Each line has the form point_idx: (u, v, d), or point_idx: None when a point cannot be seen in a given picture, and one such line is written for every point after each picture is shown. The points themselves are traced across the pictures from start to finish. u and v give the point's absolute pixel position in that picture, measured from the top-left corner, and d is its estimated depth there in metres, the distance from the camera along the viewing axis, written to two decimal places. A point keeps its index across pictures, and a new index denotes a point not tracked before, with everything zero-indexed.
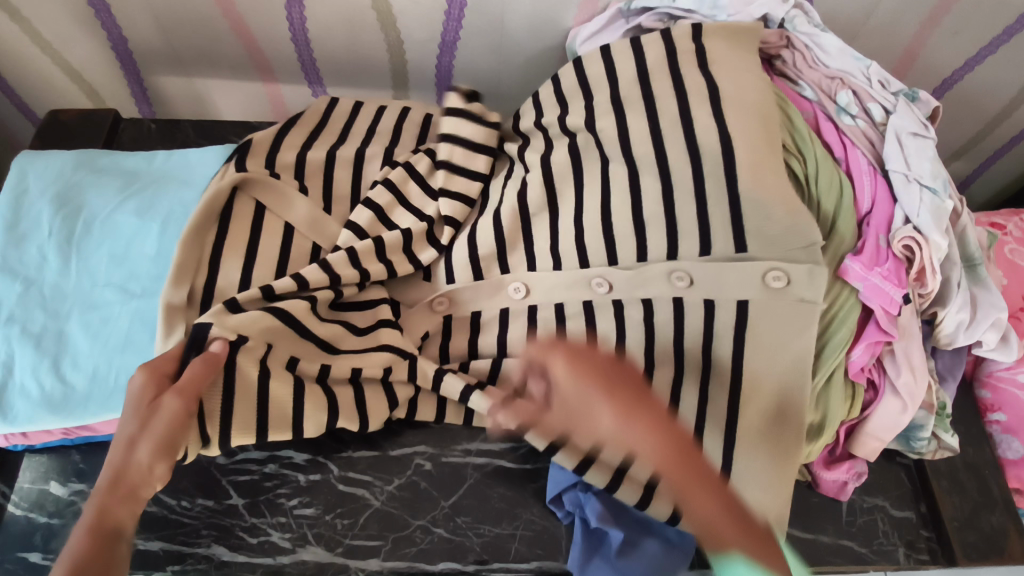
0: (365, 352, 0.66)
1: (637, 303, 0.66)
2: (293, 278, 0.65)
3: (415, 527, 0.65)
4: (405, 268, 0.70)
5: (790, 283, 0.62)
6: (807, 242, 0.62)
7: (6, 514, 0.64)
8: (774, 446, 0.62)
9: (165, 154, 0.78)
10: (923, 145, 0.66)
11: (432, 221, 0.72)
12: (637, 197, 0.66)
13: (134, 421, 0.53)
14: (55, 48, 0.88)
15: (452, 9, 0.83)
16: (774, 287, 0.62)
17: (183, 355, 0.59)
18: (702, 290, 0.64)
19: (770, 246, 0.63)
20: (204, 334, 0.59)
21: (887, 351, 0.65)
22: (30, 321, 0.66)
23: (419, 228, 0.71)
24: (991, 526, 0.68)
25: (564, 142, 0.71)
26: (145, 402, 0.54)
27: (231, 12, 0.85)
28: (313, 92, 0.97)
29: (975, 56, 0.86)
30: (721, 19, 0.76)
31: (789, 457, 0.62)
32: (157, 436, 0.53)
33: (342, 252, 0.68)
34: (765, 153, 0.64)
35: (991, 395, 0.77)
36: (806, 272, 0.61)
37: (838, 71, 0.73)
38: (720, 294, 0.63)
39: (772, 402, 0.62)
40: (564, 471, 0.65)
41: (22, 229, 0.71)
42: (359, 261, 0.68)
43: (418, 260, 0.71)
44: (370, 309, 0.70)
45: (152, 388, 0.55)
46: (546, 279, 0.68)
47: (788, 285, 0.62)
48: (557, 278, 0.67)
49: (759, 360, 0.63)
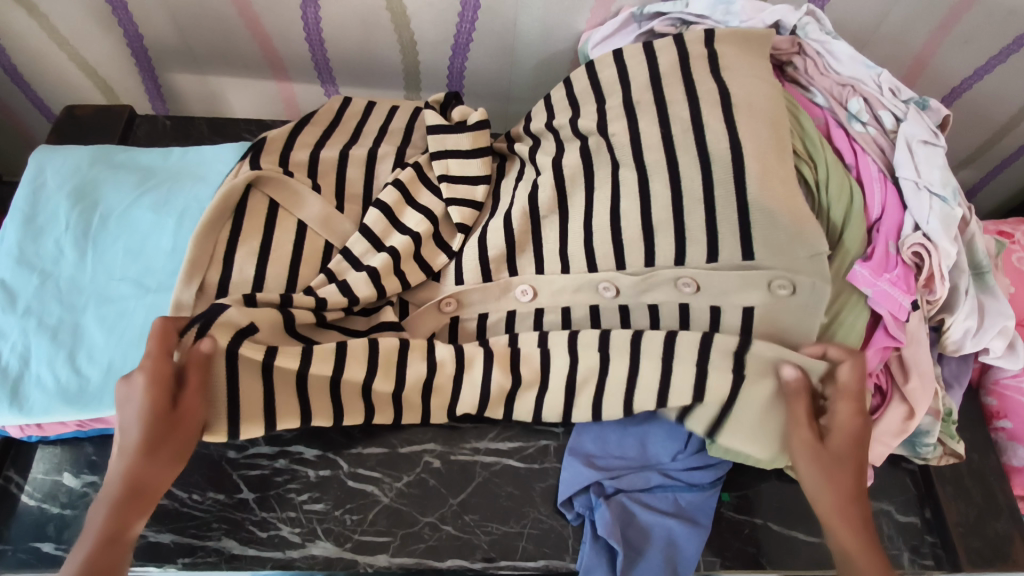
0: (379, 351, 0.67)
1: (642, 308, 0.67)
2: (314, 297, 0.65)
3: (423, 523, 0.65)
4: (417, 275, 0.70)
5: (794, 291, 0.62)
6: (811, 251, 0.62)
7: (20, 504, 0.65)
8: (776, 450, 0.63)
9: (179, 151, 0.80)
10: (933, 153, 0.68)
11: (439, 225, 0.72)
12: (647, 201, 0.67)
13: (134, 447, 0.54)
14: (71, 43, 0.89)
15: (466, 10, 0.84)
16: (778, 294, 0.63)
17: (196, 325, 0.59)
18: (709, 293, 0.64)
19: (776, 255, 0.63)
20: (217, 315, 0.60)
21: (896, 357, 0.67)
22: (46, 313, 0.67)
23: (425, 229, 0.71)
24: (996, 533, 0.69)
25: (576, 146, 0.72)
26: (146, 424, 0.54)
27: (246, 11, 0.85)
28: (325, 92, 0.98)
29: (985, 66, 0.86)
30: (733, 24, 0.77)
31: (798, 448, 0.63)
32: (162, 465, 0.55)
33: (364, 272, 0.67)
34: (775, 161, 0.65)
35: (997, 402, 0.78)
36: (811, 283, 0.62)
37: (849, 79, 0.74)
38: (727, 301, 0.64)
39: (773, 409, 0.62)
40: (578, 472, 0.66)
41: (40, 222, 0.72)
42: (378, 277, 0.68)
43: (430, 268, 0.71)
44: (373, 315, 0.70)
45: (153, 404, 0.54)
46: (552, 285, 0.69)
47: (790, 295, 0.63)
48: (561, 284, 0.68)
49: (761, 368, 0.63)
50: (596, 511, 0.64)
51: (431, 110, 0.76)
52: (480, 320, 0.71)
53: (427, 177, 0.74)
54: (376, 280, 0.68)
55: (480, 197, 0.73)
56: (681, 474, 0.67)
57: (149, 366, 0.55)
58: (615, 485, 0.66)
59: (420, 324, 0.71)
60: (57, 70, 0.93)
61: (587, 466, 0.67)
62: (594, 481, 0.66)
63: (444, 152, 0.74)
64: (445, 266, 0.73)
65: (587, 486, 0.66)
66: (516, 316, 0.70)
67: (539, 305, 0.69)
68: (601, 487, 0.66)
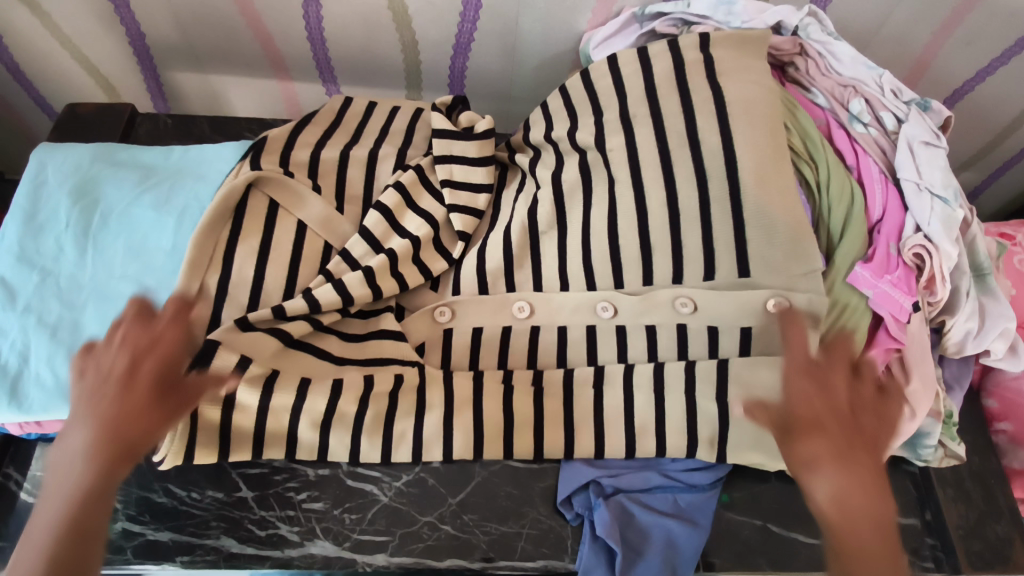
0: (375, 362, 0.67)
1: (641, 330, 0.68)
2: (305, 300, 0.65)
3: (422, 523, 0.65)
4: (416, 279, 0.70)
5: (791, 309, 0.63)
6: (807, 268, 0.63)
7: (18, 501, 0.65)
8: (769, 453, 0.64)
9: (181, 149, 0.80)
10: (934, 154, 0.67)
11: (440, 229, 0.72)
12: (643, 217, 0.67)
13: (131, 399, 0.47)
14: (73, 42, 0.90)
15: (468, 11, 0.84)
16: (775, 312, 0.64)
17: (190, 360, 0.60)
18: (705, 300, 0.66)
19: (772, 264, 0.64)
20: (211, 354, 0.61)
21: (897, 359, 0.66)
22: (46, 312, 0.67)
23: (426, 233, 0.71)
24: (997, 536, 0.68)
25: (575, 161, 0.72)
26: (145, 381, 0.48)
27: (248, 10, 0.85)
28: (327, 91, 0.98)
29: (986, 67, 0.86)
30: (735, 25, 0.77)
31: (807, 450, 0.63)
32: (156, 427, 0.48)
33: (359, 271, 0.67)
34: (772, 168, 0.65)
35: (998, 404, 0.77)
36: (807, 301, 0.63)
37: (851, 80, 0.74)
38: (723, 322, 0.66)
39: None
40: (579, 472, 0.66)
41: (40, 220, 0.72)
42: (373, 278, 0.67)
43: (429, 272, 0.71)
44: (371, 320, 0.70)
45: (154, 363, 0.49)
46: (551, 303, 0.69)
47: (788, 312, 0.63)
48: (558, 304, 0.69)
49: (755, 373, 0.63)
50: (595, 511, 0.63)
51: (438, 116, 0.76)
52: (474, 333, 0.69)
53: (428, 182, 0.74)
54: (370, 280, 0.67)
55: (482, 205, 0.73)
56: (681, 474, 0.66)
57: (161, 328, 0.51)
58: (614, 484, 0.65)
59: (414, 334, 0.70)
60: (59, 67, 0.93)
61: (586, 465, 0.66)
62: (592, 480, 0.65)
63: (449, 157, 0.74)
64: (442, 271, 0.72)
65: (587, 484, 0.66)
66: (510, 333, 0.69)
67: (534, 322, 0.69)
68: (601, 488, 0.65)
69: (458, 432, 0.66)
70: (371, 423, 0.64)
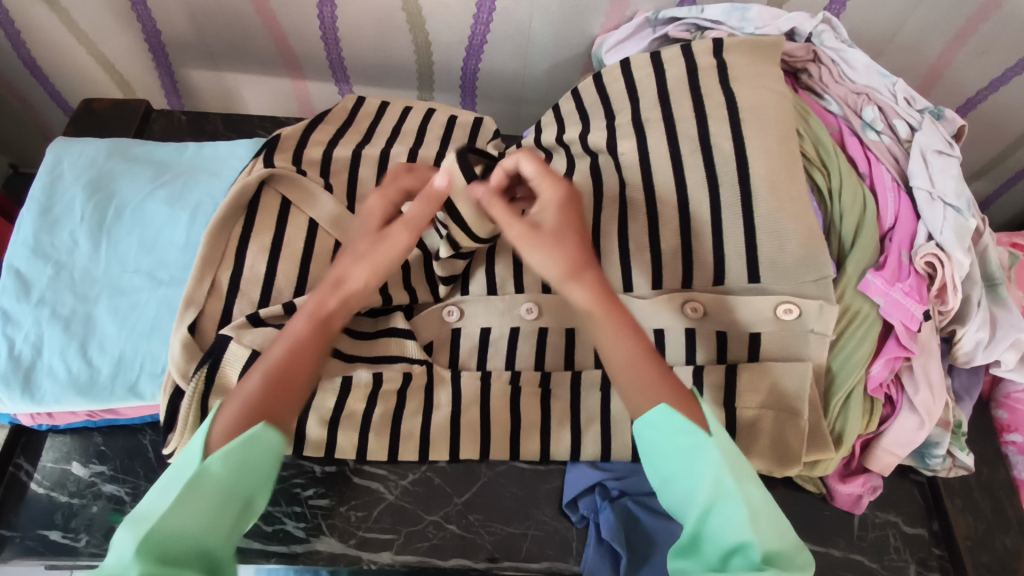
0: (382, 359, 0.67)
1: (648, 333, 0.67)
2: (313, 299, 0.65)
3: (427, 522, 0.65)
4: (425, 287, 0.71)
5: (800, 316, 0.63)
6: (817, 276, 0.63)
7: (28, 492, 0.65)
8: (772, 460, 0.63)
9: (195, 146, 0.81)
10: (947, 163, 0.67)
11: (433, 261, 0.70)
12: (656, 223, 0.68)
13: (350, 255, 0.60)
14: (90, 38, 0.91)
15: (481, 13, 0.84)
16: (785, 319, 0.64)
17: (200, 364, 0.60)
18: (716, 318, 0.65)
19: (783, 277, 0.64)
20: (222, 347, 0.61)
21: (905, 368, 0.66)
22: (59, 304, 0.67)
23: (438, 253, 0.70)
24: (1005, 547, 0.68)
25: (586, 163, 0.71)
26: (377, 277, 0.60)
27: (264, 9, 0.85)
28: (340, 90, 0.99)
29: (999, 78, 0.86)
30: (748, 31, 0.77)
31: (813, 457, 0.62)
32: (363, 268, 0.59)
33: None
34: (784, 175, 0.65)
35: (1007, 416, 0.76)
36: (817, 307, 0.63)
37: (865, 88, 0.74)
38: (732, 328, 0.65)
39: (768, 420, 0.63)
40: (583, 475, 0.66)
41: (56, 213, 0.72)
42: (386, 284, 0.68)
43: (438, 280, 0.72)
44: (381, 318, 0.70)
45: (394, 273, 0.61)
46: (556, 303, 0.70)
47: (798, 318, 0.63)
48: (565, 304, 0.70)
49: (760, 382, 0.63)
50: (601, 513, 0.63)
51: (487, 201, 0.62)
52: (482, 333, 0.70)
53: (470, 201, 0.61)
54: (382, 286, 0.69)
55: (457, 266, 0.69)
56: None
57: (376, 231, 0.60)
58: (620, 487, 0.65)
59: (422, 333, 0.70)
60: (75, 62, 0.94)
61: (592, 468, 0.66)
62: (597, 482, 0.65)
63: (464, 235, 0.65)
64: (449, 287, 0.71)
65: (592, 486, 0.66)
66: (518, 334, 0.69)
67: (543, 323, 0.70)
68: (606, 491, 0.65)
69: (466, 433, 0.66)
70: (379, 421, 0.65)
